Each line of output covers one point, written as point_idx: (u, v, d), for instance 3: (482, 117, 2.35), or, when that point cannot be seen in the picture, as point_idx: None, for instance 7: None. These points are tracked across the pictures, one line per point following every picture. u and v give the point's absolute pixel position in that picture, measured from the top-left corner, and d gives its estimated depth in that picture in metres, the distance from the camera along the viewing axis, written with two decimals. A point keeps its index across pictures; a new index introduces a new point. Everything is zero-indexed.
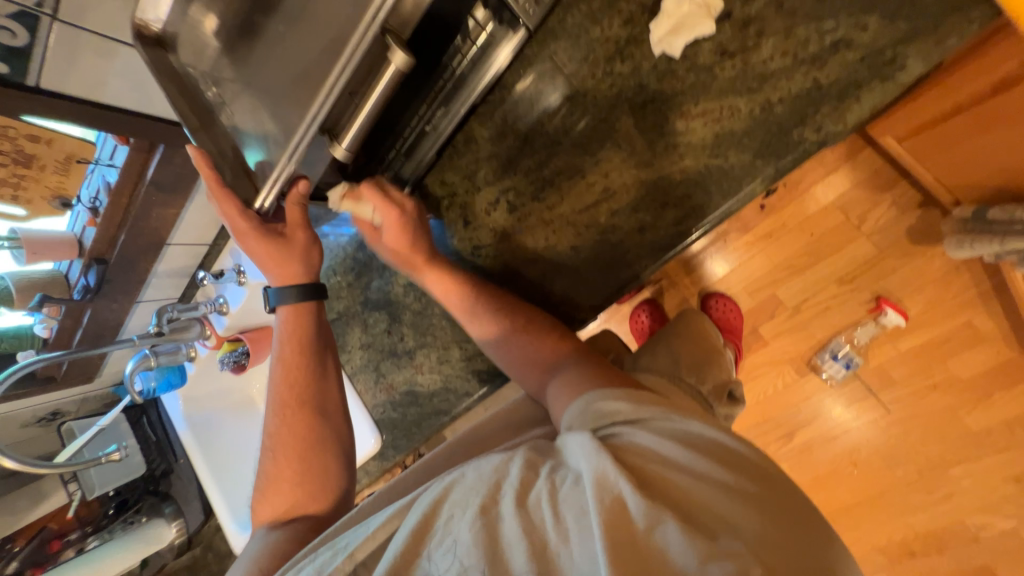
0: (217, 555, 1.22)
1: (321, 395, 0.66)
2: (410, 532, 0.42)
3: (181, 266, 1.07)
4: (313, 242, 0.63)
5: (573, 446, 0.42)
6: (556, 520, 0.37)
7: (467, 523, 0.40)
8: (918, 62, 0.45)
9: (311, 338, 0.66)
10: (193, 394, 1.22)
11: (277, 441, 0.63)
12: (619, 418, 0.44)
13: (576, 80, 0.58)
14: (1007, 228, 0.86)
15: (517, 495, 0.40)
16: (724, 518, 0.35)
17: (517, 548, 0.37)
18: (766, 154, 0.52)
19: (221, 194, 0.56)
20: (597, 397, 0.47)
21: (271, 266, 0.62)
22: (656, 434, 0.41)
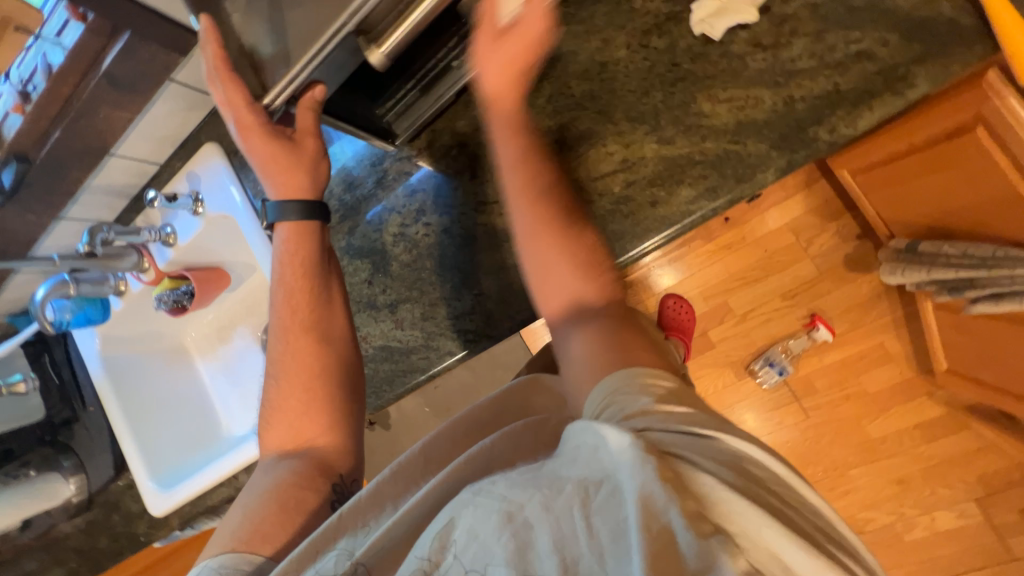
0: (122, 517, 1.08)
1: (326, 320, 0.62)
2: (436, 535, 0.39)
3: (122, 184, 0.94)
4: (323, 154, 0.59)
5: (616, 453, 0.34)
6: (590, 534, 0.33)
7: (495, 535, 0.36)
8: (925, 83, 0.50)
9: (314, 264, 0.61)
10: (115, 334, 1.08)
11: (282, 366, 0.60)
12: (664, 426, 0.36)
13: (610, 47, 0.61)
14: (933, 259, 0.97)
15: (548, 503, 0.35)
16: (778, 558, 0.31)
17: (547, 561, 0.33)
18: (782, 147, 0.55)
19: (228, 76, 0.50)
20: (619, 386, 0.40)
21: (272, 171, 0.57)
22: (712, 457, 0.35)
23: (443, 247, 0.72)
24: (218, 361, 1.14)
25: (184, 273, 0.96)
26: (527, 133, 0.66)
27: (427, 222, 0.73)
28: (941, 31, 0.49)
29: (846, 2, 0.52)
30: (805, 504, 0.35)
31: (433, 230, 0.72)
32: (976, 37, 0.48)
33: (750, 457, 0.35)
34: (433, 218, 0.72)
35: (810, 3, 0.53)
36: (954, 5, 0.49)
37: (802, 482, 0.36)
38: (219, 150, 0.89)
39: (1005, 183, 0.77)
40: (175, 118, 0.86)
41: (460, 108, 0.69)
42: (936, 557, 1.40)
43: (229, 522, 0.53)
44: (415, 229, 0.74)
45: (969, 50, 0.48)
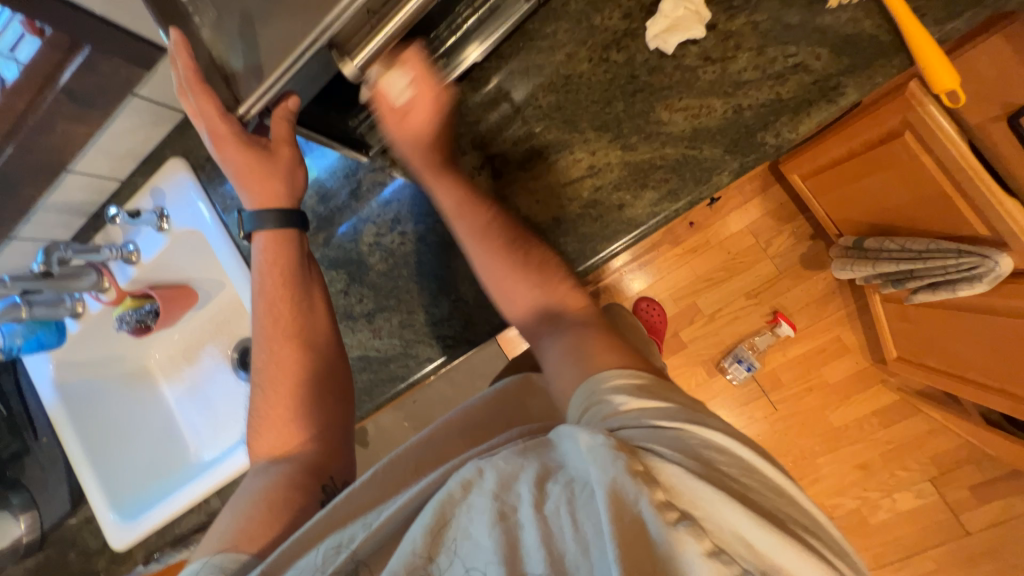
0: (80, 554, 1.01)
1: (311, 326, 0.62)
2: (427, 526, 0.39)
3: (79, 201, 0.90)
4: (298, 164, 0.60)
5: (583, 449, 0.36)
6: (576, 529, 0.35)
7: (485, 527, 0.37)
8: (854, 91, 0.55)
9: (296, 270, 0.62)
10: (71, 359, 1.02)
11: (267, 376, 0.60)
12: (637, 422, 0.38)
13: (573, 61, 0.64)
14: (877, 254, 1.06)
15: (536, 500, 0.37)
16: (743, 539, 0.33)
17: (535, 557, 0.34)
18: (734, 151, 0.59)
19: (200, 86, 0.51)
20: (597, 389, 0.42)
21: (248, 181, 0.58)
22: (677, 448, 0.36)
23: (420, 255, 0.73)
24: (185, 384, 1.09)
25: (148, 292, 0.93)
26: (497, 142, 0.68)
27: (402, 230, 0.74)
28: (865, 45, 0.54)
29: (783, 20, 0.57)
30: (770, 484, 0.37)
31: (409, 239, 0.74)
32: (894, 50, 0.54)
33: (714, 444, 0.37)
34: (409, 227, 0.74)
35: (751, 21, 0.58)
36: (875, 23, 0.54)
37: (775, 471, 0.37)
38: (184, 164, 0.87)
39: (931, 182, 0.84)
40: (138, 133, 0.84)
41: None
42: (900, 537, 1.47)
43: (216, 529, 0.52)
44: (391, 238, 0.75)
45: (889, 62, 0.54)
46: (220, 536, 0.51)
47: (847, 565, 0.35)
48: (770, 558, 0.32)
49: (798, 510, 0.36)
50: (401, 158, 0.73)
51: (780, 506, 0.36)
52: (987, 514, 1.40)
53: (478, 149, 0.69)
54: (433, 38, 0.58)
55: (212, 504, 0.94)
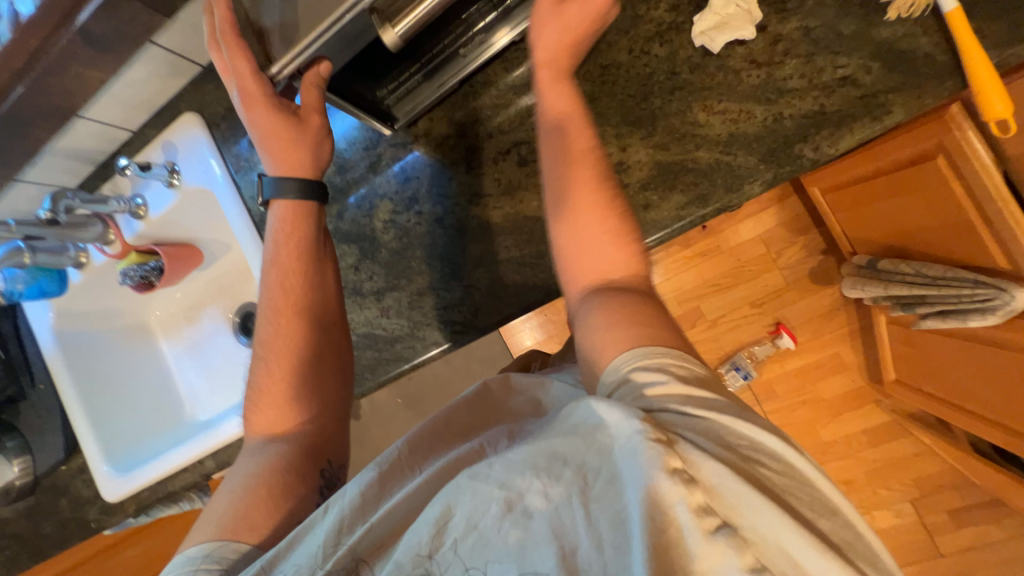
0: (71, 501, 1.02)
1: (320, 301, 0.61)
2: (433, 522, 0.39)
3: (87, 149, 0.88)
4: (326, 134, 0.59)
5: (619, 437, 0.34)
6: (589, 523, 0.34)
7: (492, 522, 0.37)
8: (900, 111, 0.53)
9: (310, 244, 0.60)
10: (73, 308, 1.01)
11: (270, 349, 0.59)
12: (680, 409, 0.36)
13: (612, 52, 0.62)
14: (890, 276, 1.05)
15: (545, 487, 0.36)
16: (782, 548, 0.32)
17: (546, 551, 0.35)
18: (770, 161, 0.57)
19: (233, 40, 0.51)
20: (637, 364, 0.39)
21: (273, 145, 0.56)
22: (715, 443, 0.35)
23: (435, 237, 0.72)
24: (184, 343, 1.09)
25: (154, 249, 0.92)
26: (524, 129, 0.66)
27: (419, 210, 0.72)
28: (919, 64, 0.52)
29: (836, 29, 0.55)
30: (811, 492, 0.36)
31: (425, 219, 0.72)
32: (948, 71, 0.52)
33: (760, 445, 0.36)
34: (426, 207, 0.72)
35: (804, 26, 0.55)
36: (933, 42, 0.52)
37: (819, 476, 0.37)
38: (198, 120, 0.85)
39: (957, 209, 0.82)
40: (153, 84, 0.82)
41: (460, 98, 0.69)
42: None
43: (212, 510, 0.52)
44: (407, 217, 0.73)
45: (941, 84, 0.52)
46: (218, 511, 0.51)
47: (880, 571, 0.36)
48: (809, 572, 0.32)
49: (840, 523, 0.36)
50: (424, 134, 0.72)
51: (822, 519, 0.35)
52: (962, 538, 1.43)
53: (505, 134, 0.68)
54: (472, 13, 0.57)
55: (206, 465, 0.95)
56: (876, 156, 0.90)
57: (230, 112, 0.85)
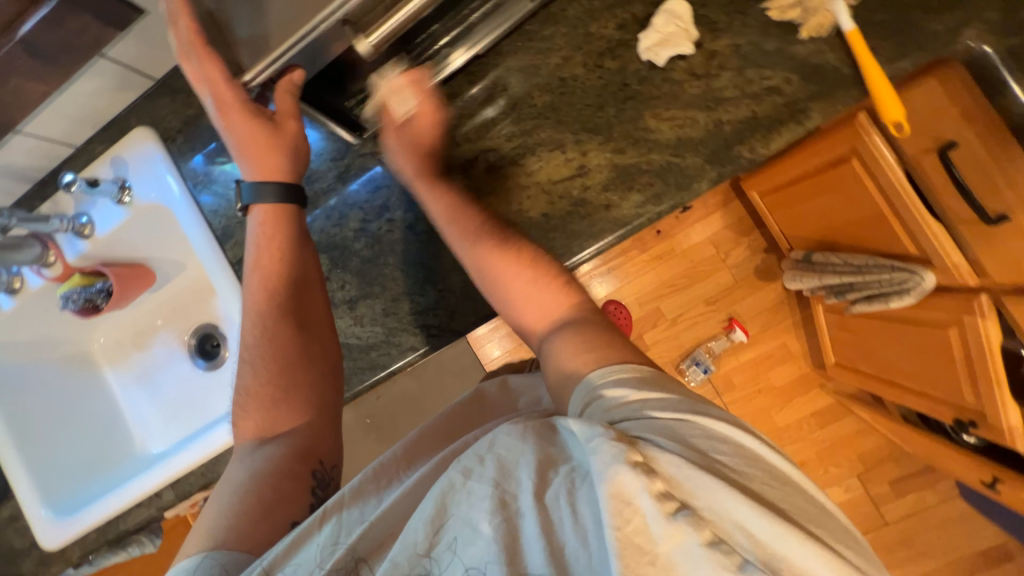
0: (0, 556, 0.92)
1: (305, 302, 0.64)
2: (429, 521, 0.40)
3: (25, 166, 0.83)
4: (303, 139, 0.62)
5: (584, 439, 0.38)
6: (575, 520, 0.36)
7: (487, 519, 0.38)
8: (818, 115, 0.61)
9: (293, 243, 0.63)
10: (3, 339, 0.93)
11: (258, 352, 0.61)
12: (639, 414, 0.40)
13: (568, 65, 0.68)
14: (823, 267, 1.17)
15: (537, 490, 0.38)
16: (746, 530, 0.35)
17: (536, 546, 0.36)
18: (713, 162, 0.64)
19: (205, 50, 0.52)
20: (603, 383, 0.44)
21: (252, 152, 0.60)
22: (675, 441, 0.38)
23: (407, 243, 0.73)
24: (134, 371, 1.02)
25: (101, 270, 0.86)
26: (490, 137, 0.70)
27: (390, 217, 0.74)
28: (830, 75, 0.61)
29: (760, 45, 0.62)
30: (773, 474, 0.39)
31: (397, 226, 0.74)
32: (852, 82, 0.60)
33: (715, 434, 0.39)
34: (397, 214, 0.74)
35: (733, 43, 0.63)
36: (839, 57, 0.61)
37: (778, 460, 0.40)
38: (153, 134, 0.82)
39: (872, 205, 0.94)
40: (101, 97, 0.79)
41: None
42: None
43: (204, 523, 0.52)
44: (378, 225, 0.74)
45: (848, 92, 0.60)
46: (217, 510, 0.52)
47: (848, 542, 0.38)
48: (770, 546, 0.35)
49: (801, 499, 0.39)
50: None
51: (782, 497, 0.38)
52: (904, 506, 1.56)
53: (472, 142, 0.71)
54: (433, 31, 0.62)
55: (165, 497, 0.88)
56: (803, 160, 1.01)
57: (187, 126, 0.83)
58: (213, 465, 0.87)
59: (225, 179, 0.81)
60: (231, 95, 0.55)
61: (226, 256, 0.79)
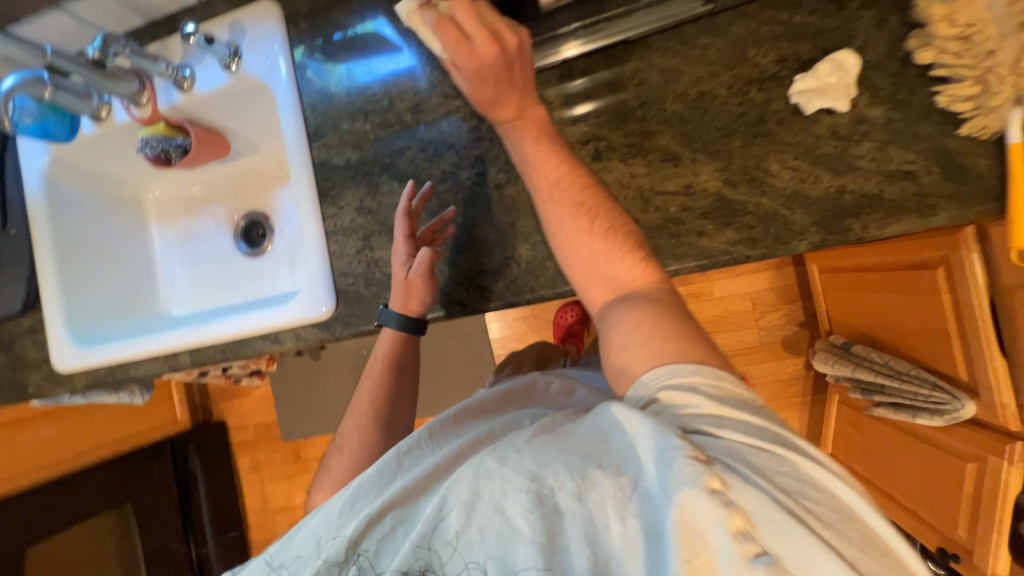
0: (12, 360, 0.95)
1: (395, 413, 0.79)
2: (462, 504, 0.44)
3: (148, 2, 0.82)
4: (425, 301, 0.71)
5: (654, 451, 0.41)
6: (624, 528, 0.40)
7: (524, 512, 0.42)
8: (945, 216, 0.59)
9: (402, 365, 0.78)
10: (72, 161, 0.94)
11: (347, 442, 0.77)
12: (711, 433, 0.45)
13: (712, 82, 0.65)
14: (859, 360, 1.16)
15: (579, 492, 0.42)
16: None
17: (581, 553, 0.40)
18: (822, 227, 0.62)
19: (405, 217, 0.71)
20: (673, 379, 0.49)
21: (396, 294, 0.72)
22: (755, 471, 0.42)
23: (491, 201, 0.73)
24: (181, 233, 1.03)
25: (186, 127, 0.86)
26: (607, 126, 0.69)
27: (483, 171, 0.73)
28: (973, 180, 0.58)
29: (914, 128, 0.60)
30: (847, 512, 0.43)
31: (485, 182, 0.73)
32: (993, 195, 0.58)
33: (798, 472, 0.43)
34: (491, 171, 0.73)
35: (888, 115, 0.60)
36: (989, 165, 0.58)
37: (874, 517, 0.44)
38: (277, 12, 0.81)
39: (940, 320, 0.92)
40: None
41: (554, 77, 0.70)
42: None
43: None
44: (468, 174, 0.74)
45: (984, 204, 0.58)
46: None
47: None
48: None
49: (855, 525, 0.42)
50: None
51: (853, 540, 0.41)
52: None
53: (587, 125, 0.69)
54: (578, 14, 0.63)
55: (179, 360, 0.90)
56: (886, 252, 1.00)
57: (313, 14, 0.82)
58: (232, 345, 0.88)
59: (332, 79, 0.80)
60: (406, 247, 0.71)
61: (311, 153, 0.79)
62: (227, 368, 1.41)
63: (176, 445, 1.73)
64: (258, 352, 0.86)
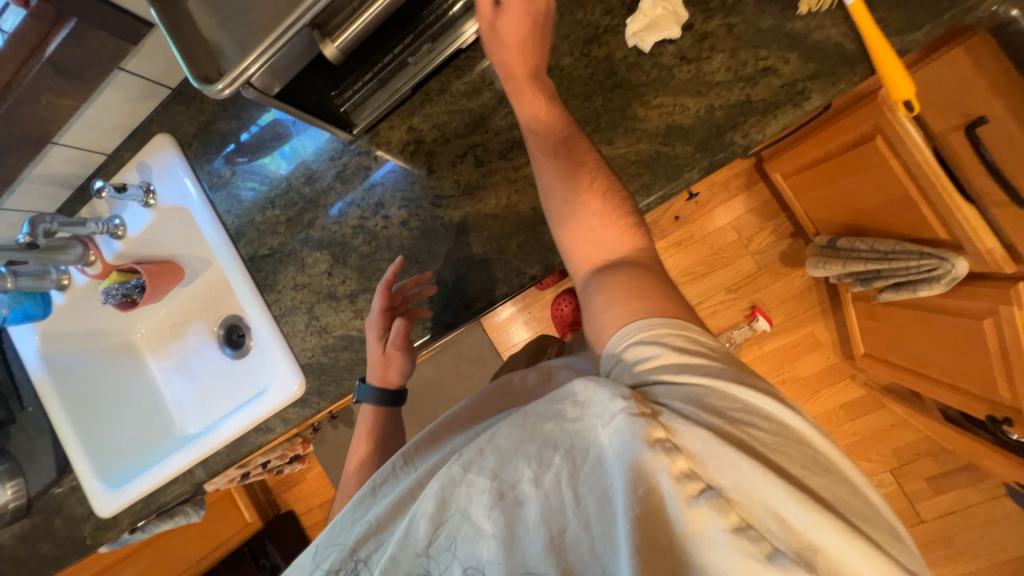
0: (66, 520, 1.03)
1: None
2: (431, 515, 0.46)
3: (65, 174, 0.91)
4: (405, 369, 0.73)
5: (604, 414, 0.42)
6: (579, 504, 0.42)
7: (485, 508, 0.44)
8: (819, 96, 0.57)
9: (385, 438, 0.77)
10: (59, 331, 1.03)
11: None
12: (664, 380, 0.44)
13: (555, 54, 0.66)
14: (848, 254, 1.10)
15: (536, 478, 0.43)
16: (775, 512, 0.38)
17: (536, 534, 0.42)
18: (704, 150, 0.61)
19: (387, 291, 0.71)
20: (642, 335, 0.47)
21: (374, 366, 0.73)
22: (701, 409, 0.42)
23: (402, 238, 0.75)
24: (172, 358, 1.11)
25: (135, 267, 0.94)
26: (476, 132, 0.71)
27: (387, 214, 0.76)
28: (832, 52, 0.57)
29: (756, 24, 0.59)
30: (804, 445, 0.43)
31: (392, 223, 0.76)
32: (858, 58, 0.56)
33: (755, 409, 0.43)
34: (393, 211, 0.75)
35: (727, 23, 0.59)
36: (841, 32, 0.56)
37: (825, 444, 0.44)
38: (172, 141, 0.88)
39: (898, 187, 0.87)
40: (127, 109, 0.86)
41: (416, 105, 0.73)
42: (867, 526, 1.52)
43: None
44: (374, 222, 0.77)
45: (852, 71, 0.56)
46: None
47: (885, 521, 0.43)
48: (801, 531, 0.38)
49: (810, 453, 0.43)
50: (386, 141, 0.75)
51: (811, 472, 0.41)
52: (944, 504, 1.46)
53: (461, 138, 0.72)
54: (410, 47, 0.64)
55: (197, 474, 0.96)
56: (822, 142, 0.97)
57: (201, 131, 0.88)
58: (236, 446, 0.93)
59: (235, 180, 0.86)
60: (382, 320, 0.72)
61: (239, 253, 0.84)
62: (266, 463, 1.49)
63: (254, 546, 1.80)
64: (258, 446, 0.91)
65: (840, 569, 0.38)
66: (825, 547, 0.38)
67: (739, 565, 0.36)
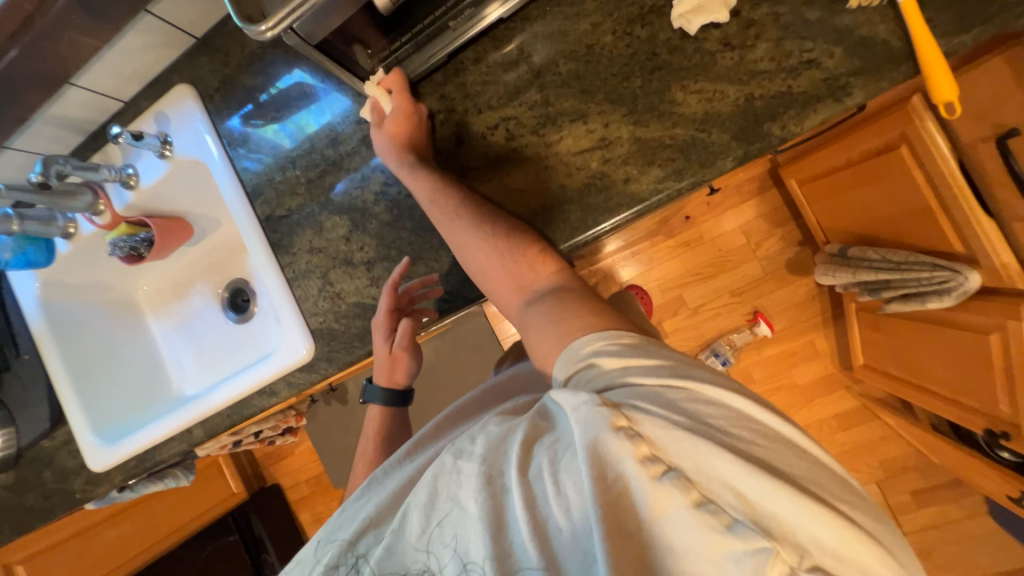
0: (56, 473, 1.02)
1: None
2: (423, 505, 0.46)
3: (79, 118, 0.88)
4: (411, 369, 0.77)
5: (571, 406, 0.42)
6: (559, 490, 0.40)
7: (471, 495, 0.44)
8: (861, 92, 0.57)
9: (392, 438, 0.78)
10: (61, 280, 1.01)
11: None
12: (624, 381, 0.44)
13: (596, 31, 0.66)
14: (858, 263, 1.11)
15: (521, 465, 0.43)
16: (757, 504, 0.36)
17: (519, 521, 0.41)
18: (741, 138, 0.61)
19: (393, 292, 0.72)
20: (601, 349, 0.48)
21: (381, 367, 0.76)
22: (665, 405, 0.41)
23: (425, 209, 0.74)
24: (173, 319, 1.09)
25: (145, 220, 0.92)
26: (510, 104, 0.70)
27: None
28: (878, 49, 0.57)
29: (804, 15, 0.59)
30: (796, 446, 0.41)
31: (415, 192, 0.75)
32: (903, 57, 0.56)
33: (729, 407, 0.42)
34: None
35: (773, 11, 0.59)
36: (889, 28, 0.56)
37: (813, 445, 0.43)
38: (193, 93, 0.86)
39: (918, 197, 0.88)
40: (149, 55, 0.84)
41: (450, 73, 0.72)
42: None
43: None
44: (397, 189, 0.76)
45: (897, 69, 0.56)
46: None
47: (892, 529, 0.42)
48: (785, 520, 0.36)
49: (802, 454, 0.41)
50: None
51: (800, 466, 0.40)
52: (924, 517, 1.49)
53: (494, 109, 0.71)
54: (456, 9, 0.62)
55: (195, 434, 0.95)
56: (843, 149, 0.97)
57: (224, 85, 0.86)
58: (236, 409, 0.92)
59: (256, 138, 0.84)
60: (388, 322, 0.73)
61: (255, 212, 0.83)
62: (259, 432, 1.48)
63: (238, 516, 1.77)
64: (260, 409, 0.90)
65: (829, 564, 0.36)
66: (812, 538, 0.36)
67: (701, 541, 0.35)
